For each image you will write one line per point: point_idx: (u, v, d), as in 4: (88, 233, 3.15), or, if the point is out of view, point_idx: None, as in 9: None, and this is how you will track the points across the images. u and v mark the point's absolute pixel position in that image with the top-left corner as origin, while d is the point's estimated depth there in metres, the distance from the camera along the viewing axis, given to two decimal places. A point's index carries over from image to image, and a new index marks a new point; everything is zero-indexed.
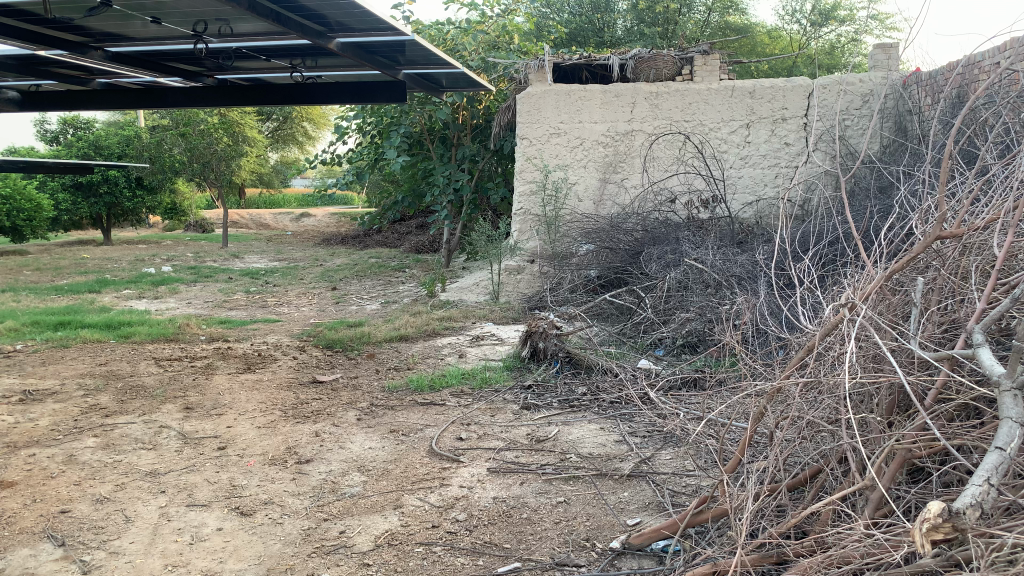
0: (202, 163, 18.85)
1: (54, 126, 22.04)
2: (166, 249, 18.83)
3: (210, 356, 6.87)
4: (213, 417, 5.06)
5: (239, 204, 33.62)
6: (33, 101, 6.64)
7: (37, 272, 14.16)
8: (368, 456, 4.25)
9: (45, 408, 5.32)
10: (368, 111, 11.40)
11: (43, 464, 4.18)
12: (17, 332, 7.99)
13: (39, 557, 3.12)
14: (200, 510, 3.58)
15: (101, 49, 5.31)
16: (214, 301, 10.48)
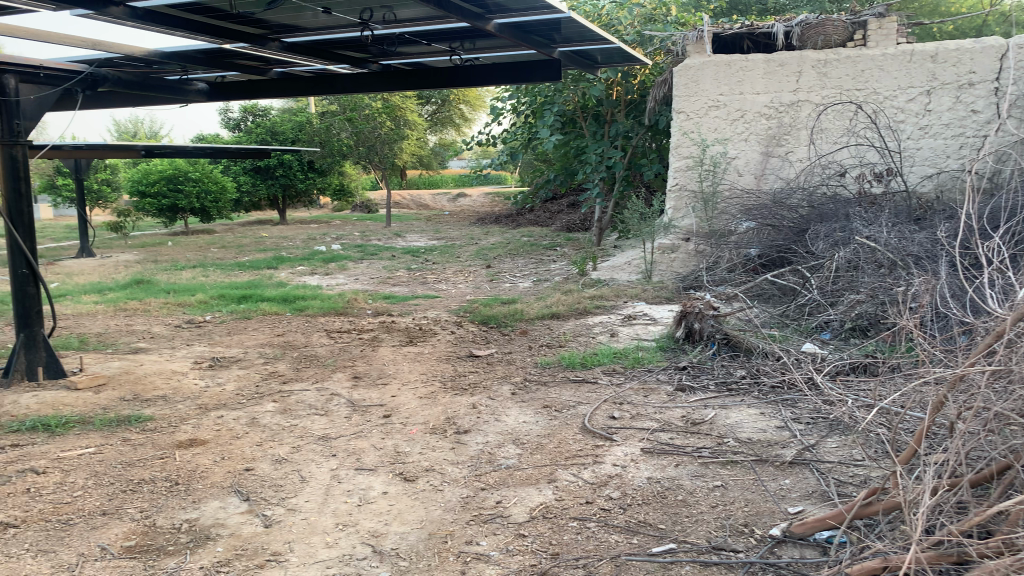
0: (367, 146, 19.84)
1: (237, 114, 23.81)
2: (334, 228, 19.93)
3: (376, 329, 7.24)
4: (378, 386, 5.34)
5: (401, 185, 35.03)
6: (219, 91, 7.15)
7: (223, 249, 15.43)
8: (523, 429, 4.34)
9: (232, 373, 5.83)
10: (522, 91, 11.49)
11: (230, 425, 4.57)
12: (207, 304, 8.76)
13: (228, 509, 3.41)
14: (368, 473, 3.79)
15: (278, 40, 5.62)
16: (378, 277, 11.00)
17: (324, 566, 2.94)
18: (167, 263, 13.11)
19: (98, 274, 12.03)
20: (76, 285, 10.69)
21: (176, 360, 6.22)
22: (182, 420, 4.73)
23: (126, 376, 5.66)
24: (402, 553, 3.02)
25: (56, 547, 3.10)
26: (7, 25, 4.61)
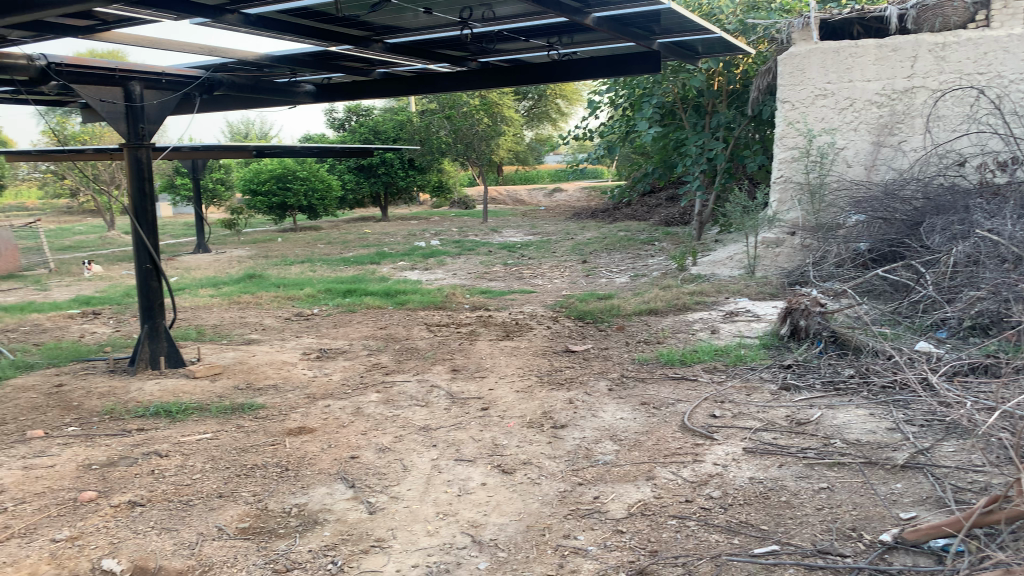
0: (465, 144, 20.07)
1: (341, 115, 24.55)
2: (434, 224, 20.32)
3: (473, 323, 7.34)
4: (476, 379, 5.42)
5: (497, 181, 35.35)
6: (325, 92, 7.38)
7: (329, 245, 15.98)
8: (621, 425, 4.32)
9: (337, 364, 6.04)
10: (620, 84, 11.37)
11: (336, 414, 4.74)
12: (314, 298, 9.10)
13: (334, 495, 3.55)
14: (467, 464, 3.86)
15: (381, 41, 5.76)
16: (475, 272, 11.16)
17: (426, 553, 3.01)
18: (277, 259, 13.70)
19: (213, 269, 12.69)
20: (195, 279, 11.31)
21: (286, 351, 6.50)
22: (291, 408, 4.93)
23: (241, 366, 5.96)
24: (501, 544, 3.06)
25: (179, 525, 3.30)
26: (134, 36, 4.92)
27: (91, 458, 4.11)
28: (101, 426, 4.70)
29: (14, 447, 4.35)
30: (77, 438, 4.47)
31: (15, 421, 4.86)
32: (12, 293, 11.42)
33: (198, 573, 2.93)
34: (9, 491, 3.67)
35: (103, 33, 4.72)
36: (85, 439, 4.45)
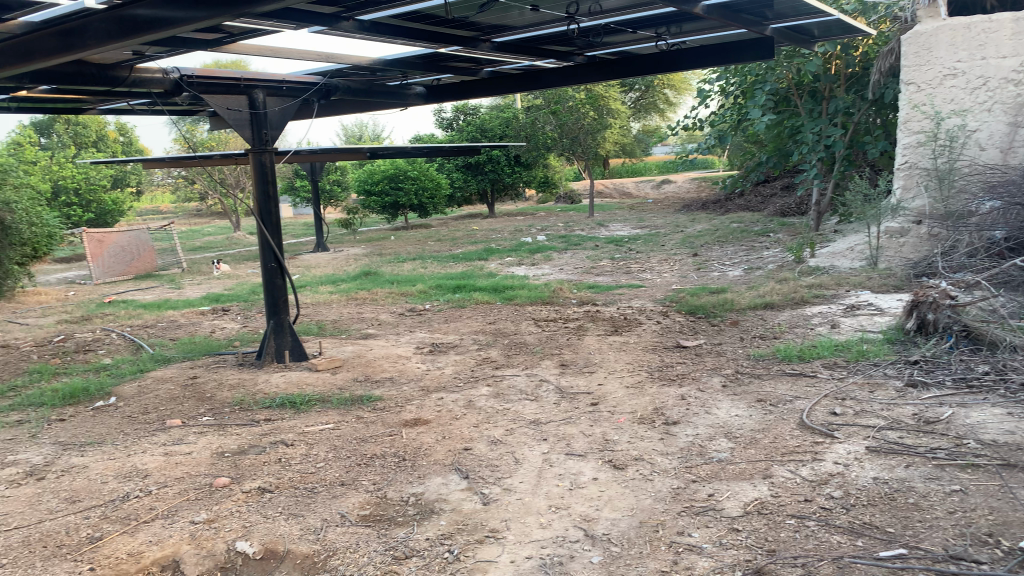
0: (571, 138, 19.91)
1: (449, 114, 24.97)
2: (540, 219, 20.42)
3: (581, 318, 7.34)
4: (586, 374, 5.43)
5: (604, 175, 35.11)
6: (435, 93, 7.56)
7: (439, 242, 16.33)
8: (736, 422, 4.23)
9: (449, 358, 6.18)
10: (731, 71, 11.07)
11: (450, 407, 4.85)
12: (426, 294, 9.32)
13: (450, 486, 3.64)
14: (578, 459, 3.87)
15: (489, 41, 5.83)
16: (582, 267, 11.14)
17: (539, 545, 3.05)
18: (390, 256, 14.12)
19: (332, 267, 13.19)
20: (314, 277, 11.81)
21: (400, 345, 6.69)
22: (406, 400, 5.09)
23: (359, 359, 6.20)
24: (614, 539, 3.06)
25: (304, 511, 3.47)
26: (256, 46, 5.17)
27: (224, 446, 4.37)
28: (232, 416, 4.99)
29: (156, 435, 4.68)
30: (212, 427, 4.77)
31: (156, 411, 5.22)
32: (151, 291, 12.27)
33: (322, 557, 3.07)
34: (153, 476, 3.96)
35: (229, 45, 4.99)
36: (218, 428, 4.74)
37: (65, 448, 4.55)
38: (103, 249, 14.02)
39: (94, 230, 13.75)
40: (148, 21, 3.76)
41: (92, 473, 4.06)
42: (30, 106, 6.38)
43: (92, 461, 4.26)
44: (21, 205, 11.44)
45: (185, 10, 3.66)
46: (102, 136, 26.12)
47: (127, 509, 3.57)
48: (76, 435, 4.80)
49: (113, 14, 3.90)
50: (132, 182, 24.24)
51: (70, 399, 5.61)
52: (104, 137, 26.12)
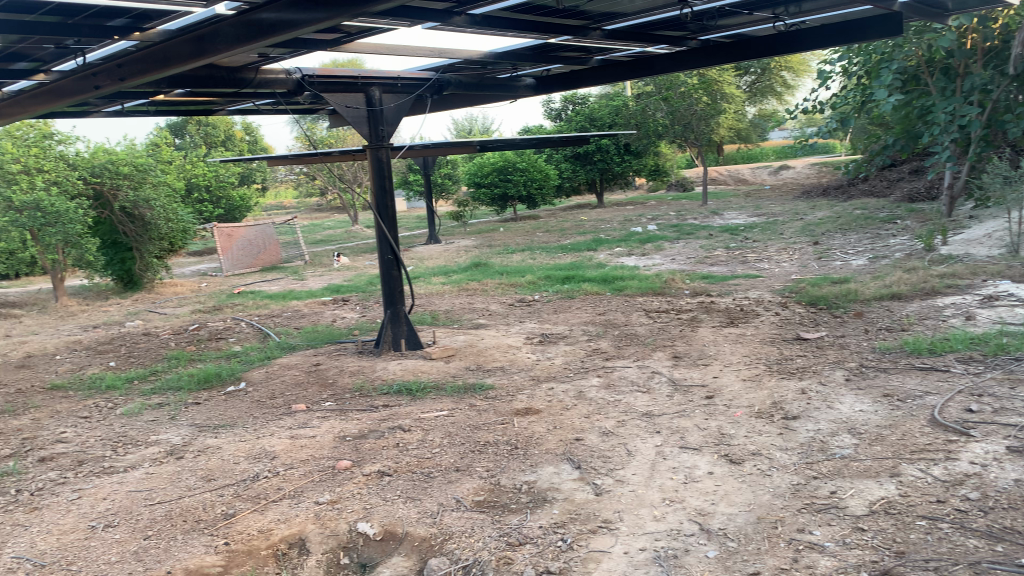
0: (683, 125, 19.47)
1: (559, 104, 24.93)
2: (651, 209, 20.11)
3: (695, 309, 7.19)
4: (700, 366, 5.33)
5: (718, 161, 34.22)
6: (545, 84, 7.56)
7: (549, 233, 16.37)
8: (860, 418, 4.05)
9: (560, 348, 6.20)
10: (855, 50, 10.55)
11: (560, 397, 4.87)
12: (536, 284, 9.38)
13: (562, 475, 3.66)
14: (693, 453, 3.81)
15: (600, 28, 5.77)
16: (695, 257, 10.91)
17: (653, 538, 3.02)
18: (500, 247, 14.28)
19: (444, 259, 13.45)
20: (427, 268, 12.07)
21: (511, 335, 6.76)
22: (518, 389, 5.15)
23: (471, 348, 6.31)
24: (731, 534, 3.00)
25: (421, 495, 3.57)
26: (373, 44, 5.33)
27: (345, 430, 4.55)
28: (352, 402, 5.19)
29: (282, 419, 4.92)
30: (334, 412, 4.97)
31: (282, 395, 5.49)
32: (276, 283, 12.90)
33: (439, 541, 3.16)
34: (280, 457, 4.17)
35: (347, 44, 5.16)
36: (340, 413, 4.94)
37: (201, 429, 4.85)
38: (233, 242, 14.82)
39: (225, 224, 14.55)
40: (273, 25, 3.96)
41: (225, 454, 4.31)
42: (167, 109, 6.81)
43: (225, 442, 4.53)
44: (160, 202, 12.17)
45: (305, 12, 3.82)
46: (230, 136, 27.56)
47: (257, 489, 3.77)
48: (210, 418, 5.11)
49: (241, 19, 4.12)
50: (258, 179, 25.49)
51: (205, 384, 5.99)
52: (232, 136, 27.53)
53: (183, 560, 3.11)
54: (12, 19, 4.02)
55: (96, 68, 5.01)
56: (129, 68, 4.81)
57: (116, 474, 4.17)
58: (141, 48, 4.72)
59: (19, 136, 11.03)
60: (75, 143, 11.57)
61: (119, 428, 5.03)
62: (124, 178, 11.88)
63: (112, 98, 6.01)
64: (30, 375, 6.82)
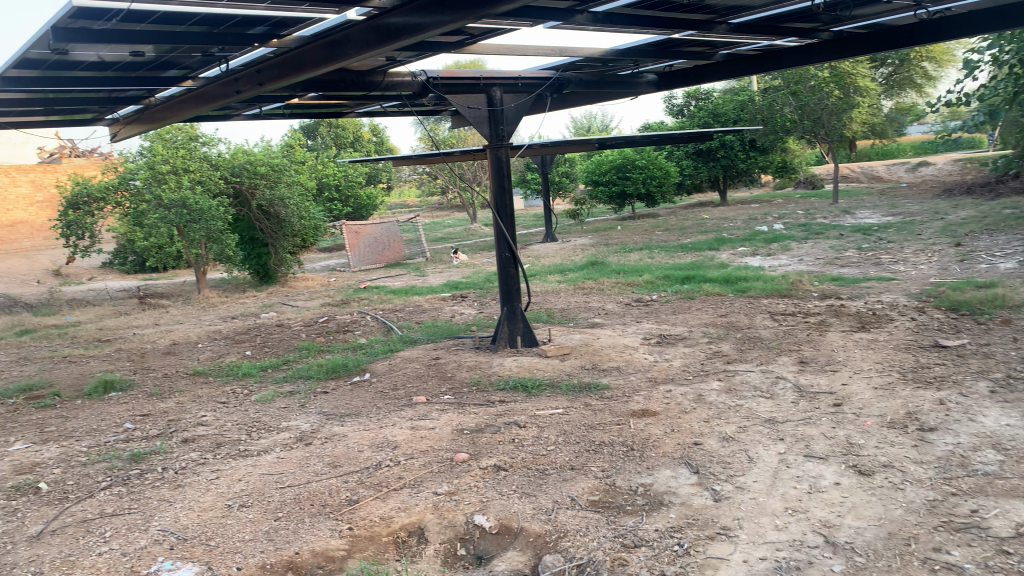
0: (813, 120, 18.56)
1: (681, 100, 24.46)
2: (778, 207, 19.42)
3: (823, 313, 6.90)
4: (828, 372, 5.10)
5: (850, 158, 32.59)
6: (667, 81, 7.43)
7: (668, 232, 16.08)
8: (1006, 433, 3.77)
9: (678, 350, 6.09)
10: (1007, 37, 9.78)
11: (679, 400, 4.79)
12: (654, 284, 9.25)
13: (679, 479, 3.59)
14: (818, 462, 3.66)
15: (725, 23, 5.63)
16: (824, 258, 10.45)
17: (774, 547, 2.93)
18: (618, 246, 14.17)
19: (561, 257, 13.46)
20: (544, 266, 12.13)
21: (628, 335, 6.70)
22: (634, 390, 5.10)
23: (587, 347, 6.30)
24: (858, 549, 2.86)
25: (536, 491, 3.59)
26: (496, 45, 5.41)
27: (463, 424, 4.65)
28: (470, 396, 5.29)
29: (404, 410, 5.08)
30: (453, 405, 5.09)
31: (403, 387, 5.67)
32: (399, 278, 13.31)
33: (553, 538, 3.18)
34: (401, 447, 4.30)
35: (471, 46, 5.26)
36: (458, 406, 5.05)
37: (328, 417, 5.07)
38: (359, 239, 15.44)
39: (352, 222, 15.14)
40: (401, 29, 4.09)
41: (350, 441, 4.49)
42: (301, 112, 7.15)
43: (350, 430, 4.72)
44: (293, 201, 12.80)
45: (432, 16, 3.92)
46: (358, 137, 28.63)
47: (379, 477, 3.91)
48: (337, 406, 5.35)
49: (371, 24, 4.27)
50: (383, 178, 26.34)
51: (332, 373, 6.26)
52: (360, 137, 28.61)
53: (310, 542, 3.27)
54: (165, 30, 4.32)
55: (238, 74, 5.31)
56: (268, 73, 5.08)
57: (250, 456, 4.43)
58: (278, 54, 4.97)
59: (168, 138, 11.83)
60: (217, 145, 12.31)
61: (254, 413, 5.34)
62: (261, 178, 12.59)
63: (252, 102, 6.36)
64: (176, 361, 7.34)
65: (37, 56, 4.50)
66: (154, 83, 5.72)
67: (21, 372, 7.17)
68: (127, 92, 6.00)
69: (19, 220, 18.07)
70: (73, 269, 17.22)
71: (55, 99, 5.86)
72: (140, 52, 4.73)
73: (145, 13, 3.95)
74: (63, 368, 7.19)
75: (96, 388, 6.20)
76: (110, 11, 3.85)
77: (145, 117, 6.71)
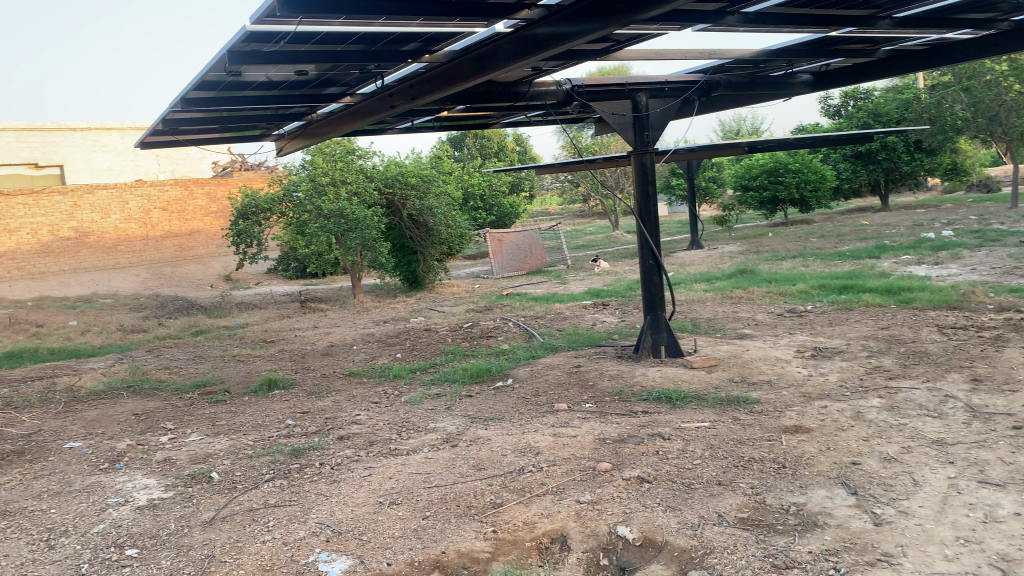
0: (988, 117, 17.19)
1: (837, 101, 23.37)
2: (946, 212, 18.08)
3: (1000, 327, 6.33)
4: (1006, 392, 4.68)
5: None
6: (824, 80, 7.03)
7: (824, 239, 15.33)
8: None
9: (835, 364, 5.78)
10: None
11: (835, 416, 4.54)
12: (808, 294, 8.84)
13: (835, 500, 3.41)
14: (994, 489, 3.36)
15: (889, 17, 5.31)
16: (1002, 267, 9.60)
17: None
18: (769, 254, 13.64)
19: (707, 265, 13.13)
20: (689, 274, 11.89)
21: (780, 347, 6.44)
22: (787, 405, 4.89)
23: (735, 359, 6.11)
24: None
25: (681, 505, 3.52)
26: (642, 50, 5.36)
27: (606, 433, 4.62)
28: (613, 405, 5.26)
29: (546, 417, 5.12)
30: (595, 414, 5.07)
31: (545, 394, 5.70)
32: (541, 286, 13.43)
33: (699, 553, 3.10)
34: (544, 453, 4.34)
35: (617, 52, 5.24)
36: (600, 416, 5.02)
37: (474, 420, 5.19)
38: (503, 247, 15.70)
39: (496, 230, 15.45)
40: (548, 39, 4.14)
41: (494, 445, 4.57)
42: (450, 124, 7.37)
43: (494, 434, 4.80)
44: (441, 210, 13.19)
45: (579, 25, 3.94)
46: (502, 147, 29.22)
47: (523, 481, 3.96)
48: (482, 410, 5.45)
49: (518, 36, 4.35)
50: (527, 186, 26.71)
51: (476, 377, 6.40)
52: (505, 147, 29.18)
53: (455, 542, 3.35)
54: (327, 50, 4.59)
55: (392, 89, 5.56)
56: (420, 88, 5.29)
57: (400, 456, 4.60)
58: (430, 69, 5.16)
59: (327, 152, 12.53)
60: (372, 158, 12.87)
61: (403, 414, 5.54)
62: (411, 189, 13.04)
63: (405, 115, 6.63)
64: (333, 362, 7.75)
65: (215, 78, 4.88)
66: (316, 101, 6.07)
67: (197, 369, 7.80)
68: (292, 109, 6.40)
69: (197, 229, 19.73)
70: (242, 275, 18.58)
71: (230, 118, 6.34)
72: (304, 71, 5.04)
73: (309, 35, 4.21)
74: (233, 367, 7.76)
75: (262, 385, 6.65)
76: (278, 34, 4.13)
77: (308, 132, 7.14)
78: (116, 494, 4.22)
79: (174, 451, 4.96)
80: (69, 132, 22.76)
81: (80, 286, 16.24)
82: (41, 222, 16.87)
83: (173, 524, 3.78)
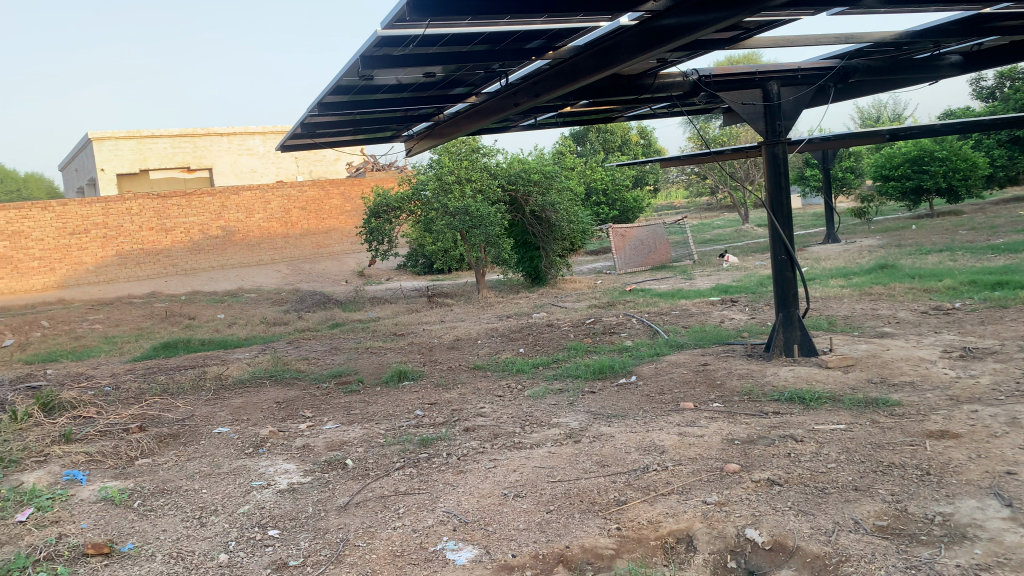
0: None
1: (991, 82, 21.74)
2: None
3: None
4: None
5: None
6: (975, 60, 6.53)
7: (975, 231, 14.28)
8: None
9: (987, 366, 5.37)
10: None
11: (987, 422, 4.22)
12: (956, 290, 8.27)
13: (987, 512, 3.17)
14: None
15: None
16: None
17: None
18: (913, 247, 12.84)
19: (844, 259, 12.52)
20: (824, 269, 11.37)
21: (924, 347, 6.06)
22: (931, 409, 4.60)
23: (874, 359, 5.80)
24: None
25: (815, 510, 3.38)
26: (773, 37, 5.17)
27: (734, 434, 4.49)
28: (742, 405, 5.11)
29: (671, 415, 5.04)
30: (723, 414, 4.95)
31: (670, 392, 5.61)
32: (666, 281, 13.22)
33: (835, 561, 2.98)
34: (669, 452, 4.27)
35: (746, 40, 5.07)
36: (728, 415, 4.89)
37: (597, 417, 5.18)
38: (626, 242, 15.58)
39: (619, 225, 15.37)
40: (673, 30, 4.07)
41: (618, 442, 4.55)
42: (573, 119, 7.37)
43: (618, 431, 4.77)
44: (564, 205, 13.23)
45: (707, 13, 3.85)
46: (626, 140, 29.00)
47: (647, 480, 3.92)
48: (605, 407, 5.43)
49: (643, 28, 4.31)
50: (651, 180, 26.35)
51: (599, 374, 6.39)
52: (629, 141, 28.95)
53: (579, 537, 3.36)
54: (453, 50, 4.69)
55: (516, 87, 5.63)
56: (544, 84, 5.32)
57: (524, 449, 4.65)
58: (554, 65, 5.19)
59: (454, 151, 12.82)
60: (496, 155, 13.04)
61: (527, 408, 5.60)
62: (535, 185, 13.13)
63: (528, 113, 6.69)
64: (458, 355, 7.93)
65: (348, 83, 5.10)
66: (443, 101, 6.22)
67: (333, 360, 8.19)
68: (420, 110, 6.59)
69: (332, 228, 20.58)
70: (374, 270, 19.31)
71: (362, 120, 6.61)
72: (432, 72, 5.18)
73: (437, 36, 4.32)
74: (366, 359, 8.09)
75: (392, 376, 6.90)
76: (407, 37, 4.26)
77: (435, 132, 7.33)
78: (259, 477, 4.50)
79: (312, 439, 5.22)
80: (217, 137, 24.36)
81: (227, 282, 17.38)
82: (192, 221, 18.16)
83: (311, 507, 3.98)
